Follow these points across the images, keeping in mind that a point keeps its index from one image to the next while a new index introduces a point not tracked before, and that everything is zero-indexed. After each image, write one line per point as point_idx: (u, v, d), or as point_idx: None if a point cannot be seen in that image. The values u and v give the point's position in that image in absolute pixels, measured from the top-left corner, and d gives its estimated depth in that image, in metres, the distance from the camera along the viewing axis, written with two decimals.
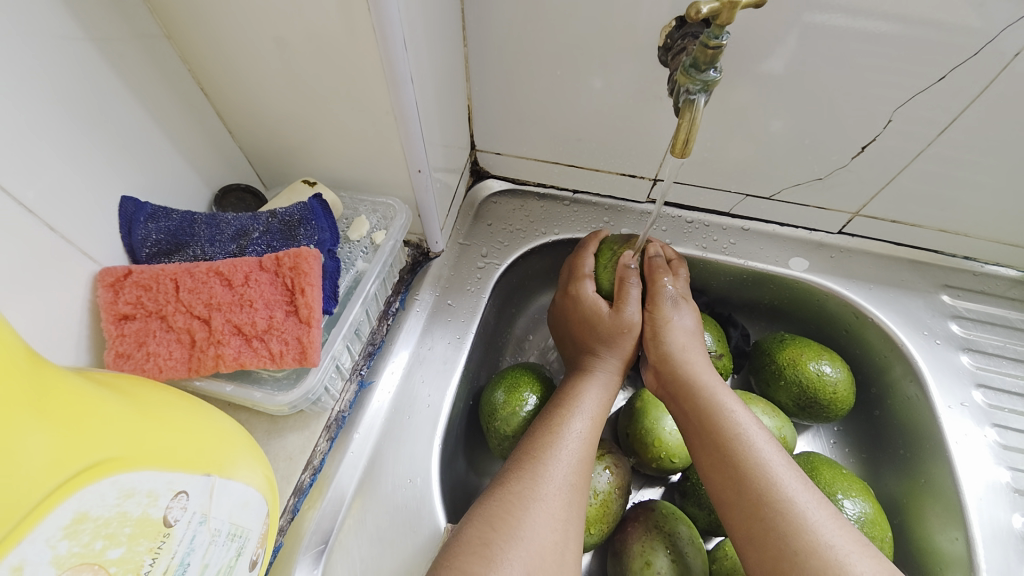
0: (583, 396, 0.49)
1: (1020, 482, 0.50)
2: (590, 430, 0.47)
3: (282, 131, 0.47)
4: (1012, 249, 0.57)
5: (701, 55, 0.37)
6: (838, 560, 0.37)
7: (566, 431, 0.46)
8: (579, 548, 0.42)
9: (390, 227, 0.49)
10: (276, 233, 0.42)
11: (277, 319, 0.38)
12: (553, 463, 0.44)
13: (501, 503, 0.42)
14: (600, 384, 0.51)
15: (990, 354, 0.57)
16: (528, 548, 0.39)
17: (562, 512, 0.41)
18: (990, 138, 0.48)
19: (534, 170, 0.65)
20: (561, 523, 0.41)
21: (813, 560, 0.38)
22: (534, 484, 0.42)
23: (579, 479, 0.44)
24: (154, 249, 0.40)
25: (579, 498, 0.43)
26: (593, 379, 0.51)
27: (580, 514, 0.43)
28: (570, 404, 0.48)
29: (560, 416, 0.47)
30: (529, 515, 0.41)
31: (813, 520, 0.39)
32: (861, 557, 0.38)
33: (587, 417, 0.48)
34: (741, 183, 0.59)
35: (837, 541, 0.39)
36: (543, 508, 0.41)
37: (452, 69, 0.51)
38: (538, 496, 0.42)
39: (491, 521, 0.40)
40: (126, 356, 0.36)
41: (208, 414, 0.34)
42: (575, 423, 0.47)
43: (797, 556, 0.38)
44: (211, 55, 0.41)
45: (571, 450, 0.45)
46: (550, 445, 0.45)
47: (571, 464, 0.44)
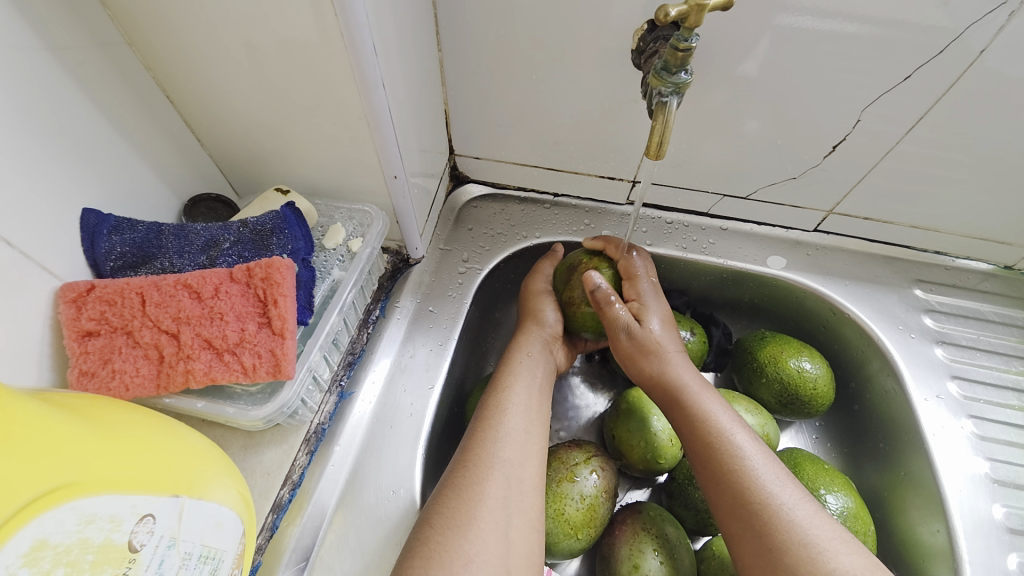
0: (517, 377, 0.50)
1: (997, 472, 0.51)
2: (525, 412, 0.47)
3: (254, 139, 0.46)
4: (981, 243, 0.59)
5: (672, 57, 0.37)
6: (813, 556, 0.38)
7: (500, 412, 0.46)
8: (526, 523, 0.41)
9: (367, 234, 0.48)
10: (248, 242, 0.41)
11: (249, 331, 0.37)
12: (489, 445, 0.44)
13: (441, 499, 0.41)
14: (532, 366, 0.51)
15: (964, 346, 0.58)
16: (469, 537, 0.39)
17: (501, 492, 0.41)
18: (954, 135, 0.49)
19: (513, 174, 0.65)
20: (503, 507, 0.40)
21: (787, 556, 0.38)
22: (470, 472, 0.42)
23: (517, 457, 0.44)
24: (119, 262, 0.38)
25: (521, 475, 0.43)
26: (526, 361, 0.52)
27: (522, 489, 0.42)
28: (501, 385, 0.49)
29: (499, 405, 0.47)
30: (469, 503, 0.40)
31: (792, 518, 0.40)
32: (840, 552, 0.38)
33: (520, 396, 0.48)
34: (718, 184, 0.60)
35: (815, 538, 0.39)
36: (482, 492, 0.41)
37: (428, 74, 0.51)
38: (476, 481, 0.42)
39: (430, 518, 0.40)
40: (91, 375, 0.34)
41: (175, 433, 0.33)
42: (511, 402, 0.47)
43: (774, 551, 0.39)
44: (176, 62, 0.40)
45: (508, 429, 0.45)
46: (485, 429, 0.45)
47: (512, 451, 0.44)
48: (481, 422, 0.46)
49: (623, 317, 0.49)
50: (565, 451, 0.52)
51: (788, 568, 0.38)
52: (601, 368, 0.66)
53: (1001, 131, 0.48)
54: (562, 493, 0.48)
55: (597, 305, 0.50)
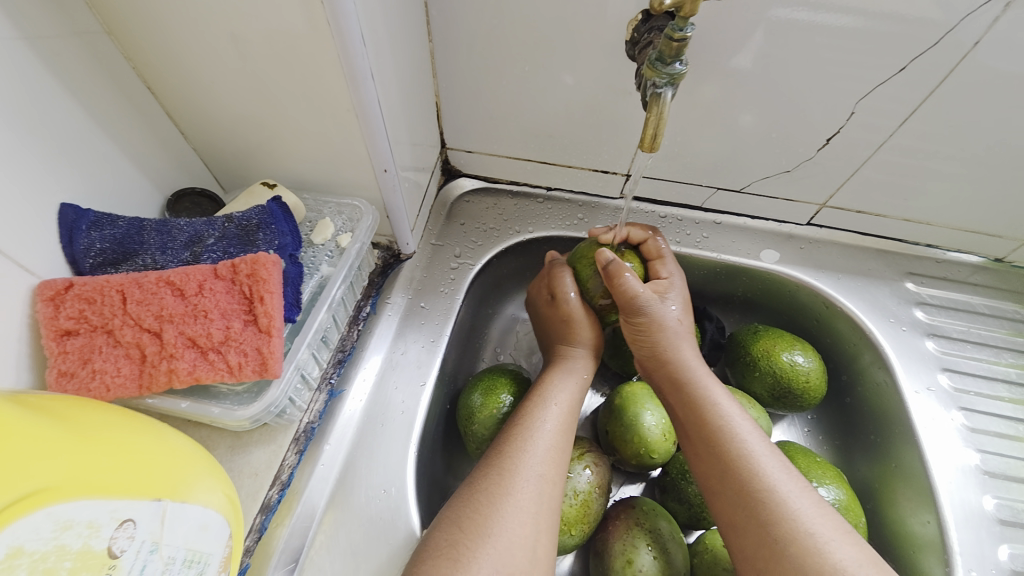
0: (556, 387, 0.50)
1: (987, 463, 0.52)
2: (563, 423, 0.47)
3: (239, 132, 0.45)
4: (972, 236, 0.59)
5: (667, 47, 0.36)
6: (818, 545, 0.38)
7: (535, 423, 0.46)
8: (551, 541, 0.41)
9: (356, 229, 0.47)
10: (233, 238, 0.40)
11: (234, 329, 0.36)
12: (524, 456, 0.43)
13: (472, 503, 0.41)
14: (574, 375, 0.51)
15: (954, 338, 0.59)
16: (497, 545, 0.38)
17: (532, 506, 0.41)
18: (947, 129, 0.49)
19: (506, 168, 0.64)
20: (530, 516, 0.40)
21: (792, 547, 0.38)
22: (503, 479, 0.42)
23: (551, 471, 0.43)
24: (99, 259, 0.37)
25: (551, 491, 0.42)
26: (568, 372, 0.51)
27: (552, 506, 0.42)
28: (544, 395, 0.48)
29: (534, 415, 0.46)
30: (500, 511, 0.40)
31: (796, 509, 0.40)
32: (842, 544, 0.38)
33: (559, 407, 0.48)
34: (712, 177, 0.60)
35: (818, 528, 0.39)
36: (514, 502, 0.40)
37: (418, 65, 0.50)
38: (509, 490, 0.41)
39: (461, 521, 0.40)
40: (70, 375, 0.33)
41: (156, 435, 0.32)
42: (548, 414, 0.47)
43: (780, 544, 0.38)
44: (156, 52, 0.39)
45: (543, 441, 0.44)
46: (521, 439, 0.44)
47: (545, 463, 0.43)
48: (513, 430, 0.46)
49: (640, 293, 0.48)
50: None
51: (793, 561, 0.38)
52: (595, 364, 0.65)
53: (995, 124, 0.48)
54: None
55: (609, 279, 0.49)
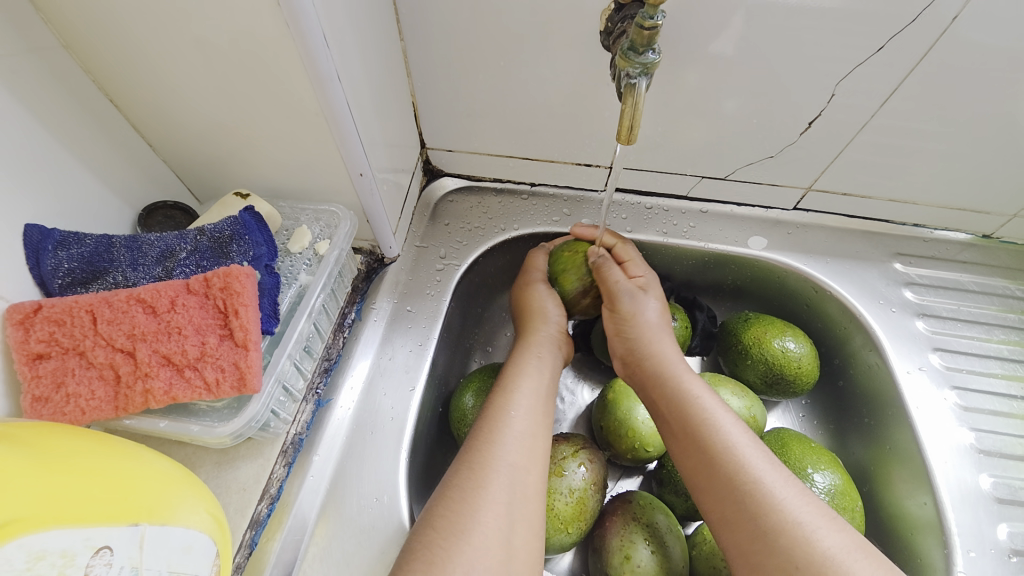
0: (522, 374, 0.49)
1: (982, 442, 0.52)
2: (531, 409, 0.46)
3: (210, 142, 0.44)
4: (959, 214, 0.59)
5: (639, 36, 0.35)
6: (806, 535, 0.37)
7: (505, 413, 0.45)
8: (527, 531, 0.40)
9: (334, 235, 0.46)
10: (206, 251, 0.39)
11: (210, 345, 0.35)
12: (492, 448, 0.43)
13: (443, 502, 0.40)
14: (540, 366, 0.50)
15: (945, 317, 0.58)
16: (471, 541, 0.38)
17: (504, 497, 0.40)
18: (928, 106, 0.48)
19: (488, 166, 0.63)
20: (504, 508, 0.40)
21: (781, 539, 0.38)
22: (473, 474, 0.41)
23: (522, 460, 0.43)
24: (68, 279, 0.36)
25: (524, 479, 0.42)
26: (534, 362, 0.50)
27: (526, 495, 0.41)
28: (509, 385, 0.48)
29: (501, 403, 0.46)
30: (471, 506, 0.39)
31: (781, 498, 0.39)
32: (829, 531, 0.38)
33: (525, 396, 0.47)
34: (695, 166, 0.59)
35: (806, 517, 0.38)
36: (485, 496, 0.40)
37: (390, 65, 0.49)
38: (480, 484, 0.41)
39: (433, 522, 0.39)
40: (44, 400, 0.33)
41: (135, 458, 0.31)
42: (515, 403, 0.46)
43: (769, 535, 0.38)
44: (116, 64, 0.37)
45: (514, 430, 0.44)
46: (487, 432, 0.44)
47: (515, 452, 0.43)
48: (482, 421, 0.45)
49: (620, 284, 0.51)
50: (552, 446, 0.51)
51: (782, 551, 0.37)
52: (586, 359, 0.65)
53: (975, 99, 0.47)
54: (551, 488, 0.48)
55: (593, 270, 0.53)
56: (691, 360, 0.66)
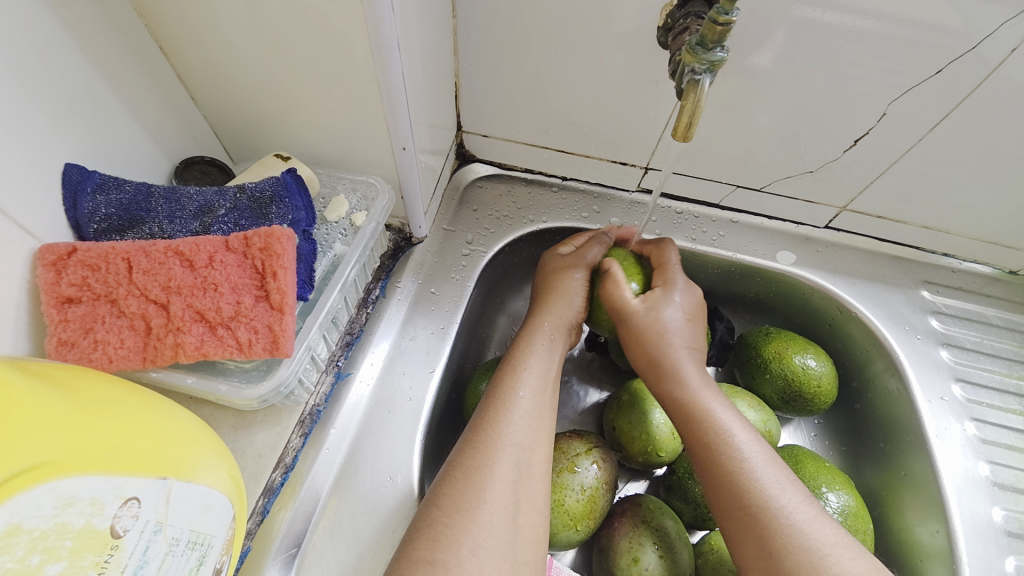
0: (530, 356, 0.48)
1: (997, 475, 0.51)
2: (538, 394, 0.46)
3: (254, 101, 0.43)
4: (991, 247, 0.59)
5: (710, 32, 0.34)
6: (817, 562, 0.37)
7: (512, 393, 0.45)
8: (533, 508, 0.40)
9: (371, 208, 0.46)
10: (245, 210, 0.38)
11: (245, 305, 0.34)
12: (498, 427, 0.42)
13: (447, 481, 0.40)
14: (551, 348, 0.50)
15: (968, 349, 0.58)
16: (475, 520, 0.37)
17: (510, 476, 0.40)
18: (983, 135, 0.47)
19: (522, 155, 0.63)
20: (509, 489, 0.39)
21: (790, 563, 0.37)
22: (479, 454, 0.41)
23: (527, 439, 0.42)
24: (104, 225, 0.35)
25: (530, 458, 0.41)
26: (542, 342, 0.50)
27: (531, 474, 0.41)
28: (517, 364, 0.47)
29: (509, 381, 0.46)
30: (476, 485, 0.39)
31: (795, 523, 0.39)
32: (843, 558, 0.37)
33: (534, 377, 0.47)
34: (732, 175, 0.58)
35: (818, 543, 0.38)
36: (491, 475, 0.39)
37: (440, 42, 0.48)
38: (485, 462, 0.40)
39: (437, 500, 0.39)
40: (71, 344, 0.32)
41: (164, 412, 0.31)
42: (522, 384, 0.46)
43: (775, 557, 0.38)
44: (171, 10, 0.37)
45: (517, 409, 0.44)
46: (496, 411, 0.44)
47: (521, 431, 0.43)
48: (490, 399, 0.45)
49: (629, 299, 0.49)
50: (565, 442, 0.51)
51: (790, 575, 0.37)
52: (601, 359, 0.64)
53: None
54: (562, 484, 0.47)
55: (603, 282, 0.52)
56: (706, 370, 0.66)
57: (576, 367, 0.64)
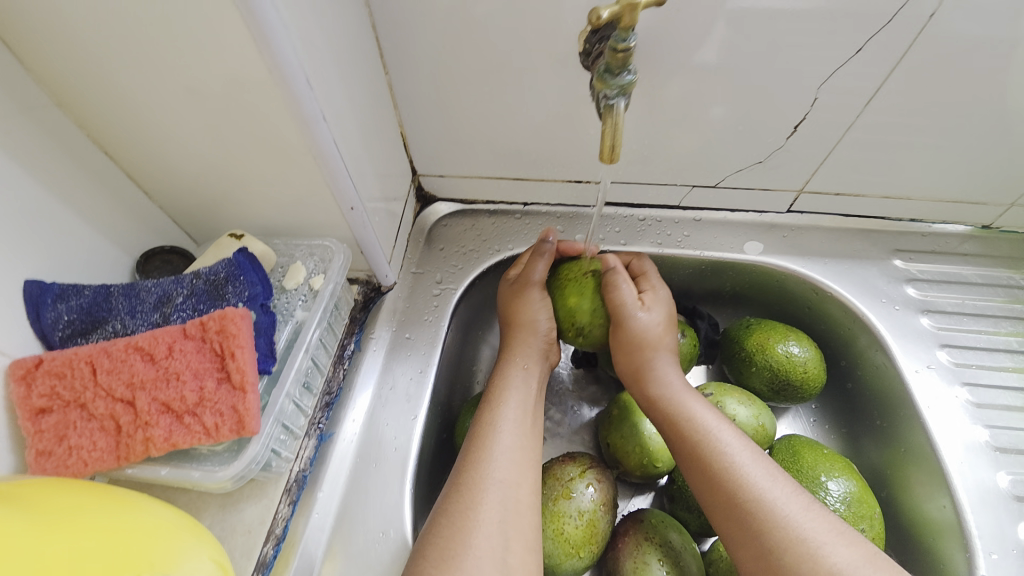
0: (508, 390, 0.48)
1: (998, 439, 0.50)
2: (518, 429, 0.46)
3: (203, 187, 0.44)
4: (954, 206, 0.59)
5: (614, 59, 0.36)
6: (812, 552, 0.37)
7: (493, 429, 0.45)
8: (523, 545, 0.39)
9: (328, 269, 0.47)
10: (202, 294, 0.40)
11: (208, 389, 0.35)
12: (482, 467, 0.43)
13: (434, 529, 0.40)
14: (527, 377, 0.50)
15: (950, 312, 0.57)
16: (463, 566, 0.37)
17: (497, 516, 0.40)
18: (913, 101, 0.48)
19: (480, 189, 0.64)
20: (498, 529, 0.39)
21: (787, 556, 0.37)
22: (463, 498, 0.41)
23: (513, 475, 0.43)
24: (68, 330, 0.37)
25: (516, 494, 0.42)
26: (522, 373, 0.50)
27: (519, 510, 0.41)
28: (495, 400, 0.48)
29: (490, 419, 0.46)
30: (463, 530, 0.39)
31: (785, 514, 0.39)
32: (837, 545, 0.37)
33: (514, 410, 0.47)
34: (685, 177, 0.59)
35: (811, 532, 0.38)
36: (477, 517, 0.40)
37: (377, 100, 0.50)
38: (471, 506, 0.40)
39: (425, 550, 0.39)
40: (48, 454, 0.33)
41: (135, 511, 0.32)
42: (503, 420, 0.46)
43: (772, 553, 0.38)
44: (110, 119, 0.39)
45: (500, 445, 0.44)
46: (478, 450, 0.44)
47: (505, 468, 0.43)
48: (472, 438, 0.45)
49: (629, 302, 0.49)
50: (559, 467, 0.50)
51: (789, 569, 0.37)
52: (590, 375, 0.64)
53: (962, 91, 0.47)
54: (560, 511, 0.47)
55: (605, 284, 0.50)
56: (697, 370, 0.66)
57: (565, 387, 0.64)
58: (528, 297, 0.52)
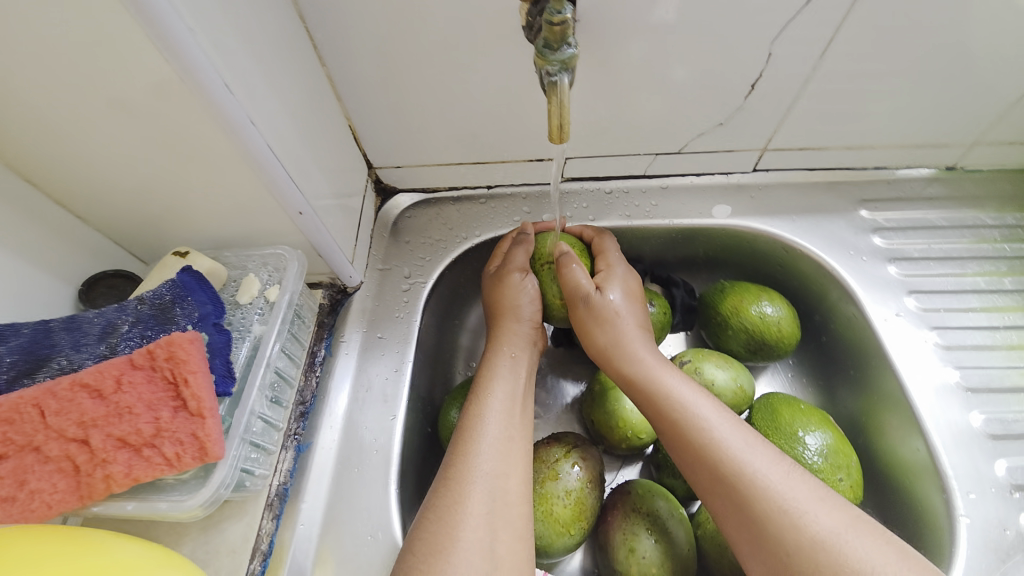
0: (496, 378, 0.48)
1: (966, 379, 0.52)
2: (505, 419, 0.45)
3: (139, 206, 0.42)
4: (918, 150, 0.58)
5: (551, 33, 0.35)
6: (796, 523, 0.37)
7: (480, 420, 0.45)
8: (512, 534, 0.40)
9: (283, 279, 0.45)
10: (149, 320, 0.38)
11: (164, 419, 0.34)
12: (469, 460, 0.43)
13: (421, 524, 0.40)
14: (515, 367, 0.50)
15: (917, 258, 0.58)
16: (450, 560, 0.37)
17: (484, 508, 0.40)
18: (869, 45, 0.47)
19: (439, 176, 0.62)
20: (486, 522, 0.39)
21: (770, 526, 0.37)
22: (450, 491, 0.41)
23: (501, 466, 0.42)
24: (11, 373, 0.35)
25: (505, 485, 0.42)
26: (508, 363, 0.50)
27: (507, 500, 0.41)
28: (482, 391, 0.47)
29: (477, 410, 0.46)
30: (450, 524, 0.39)
31: (768, 485, 0.39)
32: (820, 513, 0.37)
33: (502, 400, 0.47)
34: (647, 145, 0.58)
35: (793, 502, 0.38)
36: (465, 511, 0.40)
37: (315, 94, 0.47)
38: (458, 499, 0.40)
39: (412, 546, 0.39)
40: (10, 500, 0.32)
41: (104, 552, 0.31)
42: (490, 410, 0.46)
43: (755, 523, 0.38)
44: (19, 143, 0.36)
45: (487, 437, 0.44)
46: (464, 442, 0.44)
47: (493, 459, 0.43)
48: (459, 430, 0.45)
49: (584, 285, 0.50)
50: (543, 449, 0.50)
51: (772, 538, 0.37)
52: (570, 353, 0.64)
53: (915, 32, 0.46)
54: (547, 493, 0.47)
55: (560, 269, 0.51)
56: (676, 338, 0.66)
57: (548, 367, 0.64)
58: (511, 280, 0.53)
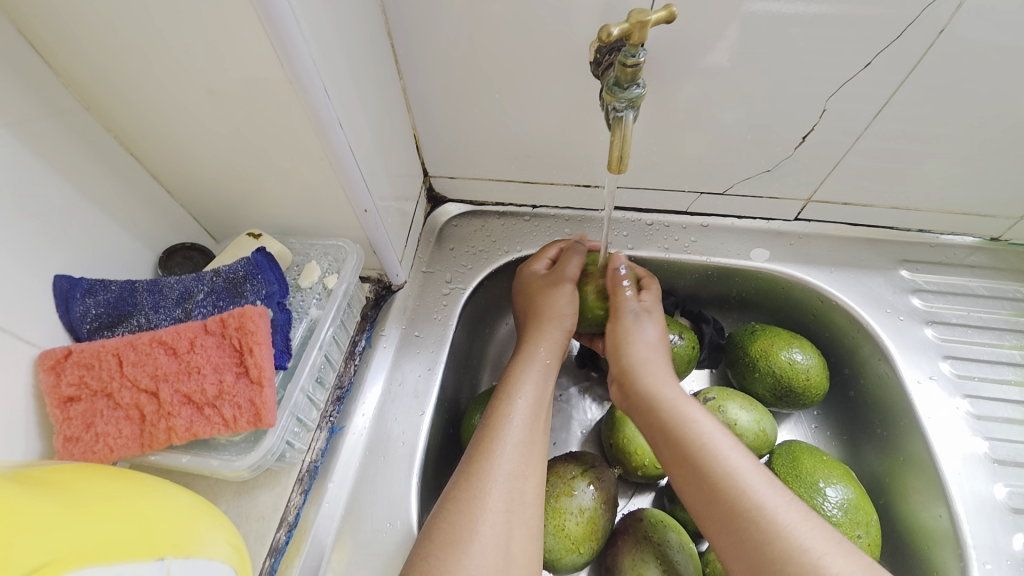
0: (522, 382, 0.50)
1: (996, 451, 0.51)
2: (527, 422, 0.47)
3: (222, 188, 0.46)
4: (964, 218, 0.58)
5: (622, 73, 0.38)
6: (812, 564, 0.37)
7: (505, 420, 0.46)
8: (525, 534, 0.41)
9: (343, 268, 0.48)
10: (222, 291, 0.42)
11: (227, 383, 0.37)
12: (491, 456, 0.44)
13: (442, 514, 0.42)
14: (541, 370, 0.51)
15: (954, 324, 0.58)
16: (467, 551, 0.39)
17: (502, 505, 0.41)
18: (923, 111, 0.48)
19: (489, 191, 0.65)
20: (503, 516, 0.41)
21: (788, 567, 0.37)
22: (471, 485, 0.42)
23: (519, 467, 0.44)
24: (96, 324, 0.39)
25: (523, 486, 0.43)
26: (535, 365, 0.51)
27: (524, 501, 0.42)
28: (509, 393, 0.49)
29: (501, 411, 0.47)
30: (470, 517, 0.41)
31: (785, 525, 0.39)
32: (836, 557, 0.38)
33: (526, 404, 0.48)
34: (693, 184, 0.60)
35: (809, 543, 0.38)
36: (484, 506, 0.41)
37: (391, 104, 0.51)
38: (478, 494, 0.42)
39: (432, 533, 0.41)
40: (76, 440, 0.35)
41: (158, 496, 0.34)
42: (515, 413, 0.47)
43: (771, 563, 0.38)
44: (133, 121, 0.40)
45: (510, 438, 0.45)
46: (488, 441, 0.45)
47: (512, 461, 0.44)
48: (483, 428, 0.47)
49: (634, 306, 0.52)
50: (561, 465, 0.51)
51: None
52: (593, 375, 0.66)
53: (970, 105, 0.47)
54: (560, 508, 0.48)
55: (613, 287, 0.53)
56: (701, 373, 0.66)
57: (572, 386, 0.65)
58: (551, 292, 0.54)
